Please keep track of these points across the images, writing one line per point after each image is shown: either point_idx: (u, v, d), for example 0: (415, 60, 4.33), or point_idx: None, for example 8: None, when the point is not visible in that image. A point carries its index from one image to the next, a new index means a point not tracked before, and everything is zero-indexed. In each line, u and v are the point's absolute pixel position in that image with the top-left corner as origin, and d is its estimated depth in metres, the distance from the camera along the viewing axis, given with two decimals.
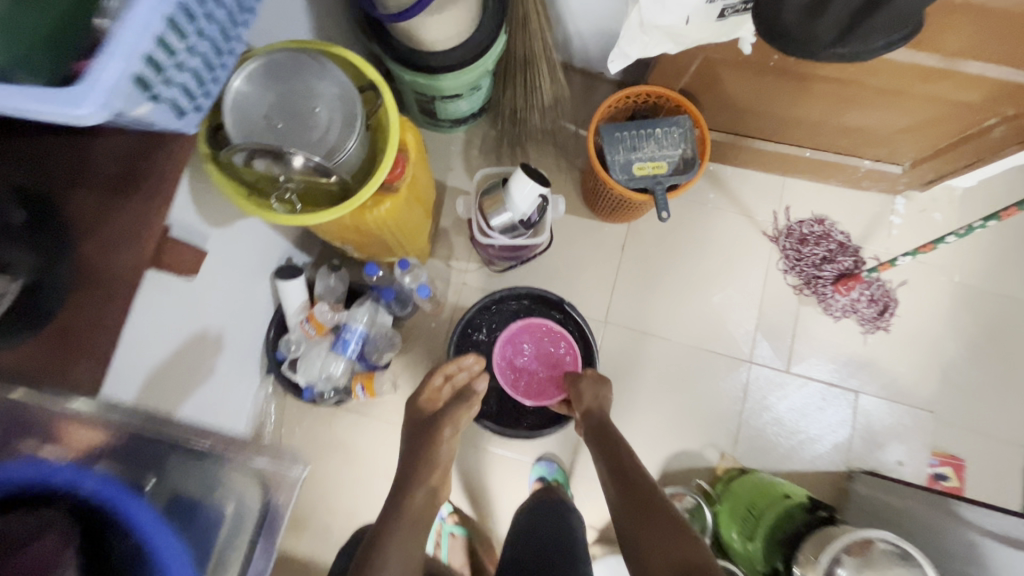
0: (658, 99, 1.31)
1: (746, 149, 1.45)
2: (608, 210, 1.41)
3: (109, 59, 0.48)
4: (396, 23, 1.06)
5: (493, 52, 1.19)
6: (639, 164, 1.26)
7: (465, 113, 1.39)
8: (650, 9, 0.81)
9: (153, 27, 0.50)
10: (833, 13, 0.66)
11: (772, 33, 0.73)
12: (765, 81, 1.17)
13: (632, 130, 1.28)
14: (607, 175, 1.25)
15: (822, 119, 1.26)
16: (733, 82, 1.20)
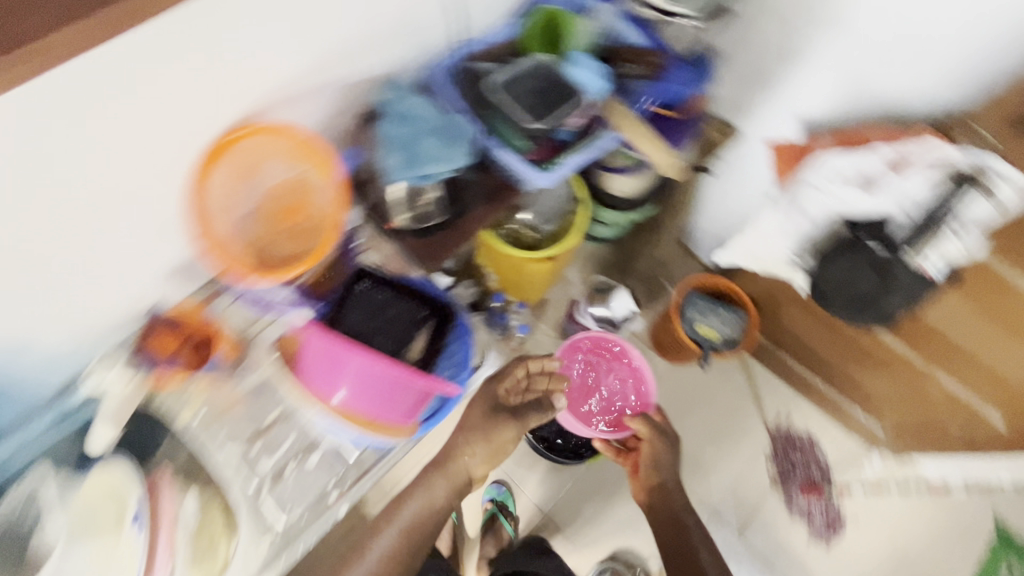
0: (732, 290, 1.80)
1: (775, 356, 1.90)
2: (662, 344, 1.89)
3: (556, 163, 0.96)
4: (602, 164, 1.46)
5: (645, 210, 1.63)
6: (701, 325, 1.75)
7: (599, 234, 1.74)
8: (754, 246, 1.37)
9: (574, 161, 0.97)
10: (849, 293, 1.19)
11: (818, 290, 1.26)
12: (814, 321, 1.68)
13: (707, 303, 1.77)
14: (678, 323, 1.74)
15: (834, 363, 1.74)
16: (789, 309, 1.72)
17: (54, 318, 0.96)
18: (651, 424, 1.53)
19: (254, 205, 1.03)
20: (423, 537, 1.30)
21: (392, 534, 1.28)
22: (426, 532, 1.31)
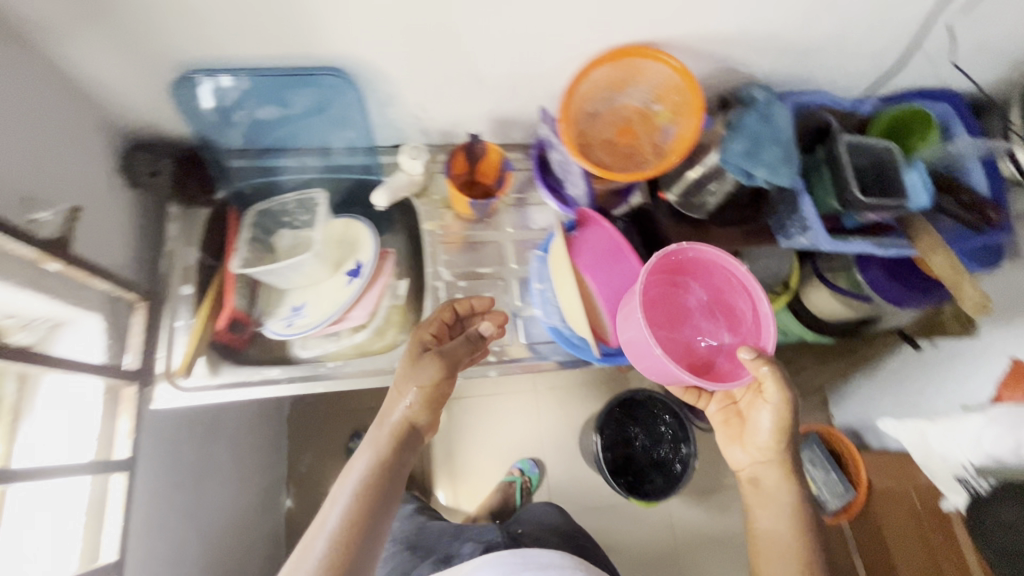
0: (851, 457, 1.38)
1: (846, 541, 1.44)
2: None
3: (853, 240, 0.86)
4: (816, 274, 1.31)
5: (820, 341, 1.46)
6: (806, 473, 1.40)
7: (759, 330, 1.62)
8: (940, 439, 0.88)
9: (868, 248, 0.87)
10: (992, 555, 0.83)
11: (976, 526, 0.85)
12: (910, 532, 1.22)
13: (824, 454, 1.38)
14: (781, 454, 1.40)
15: None
16: (890, 519, 1.28)
17: (349, 62, 0.77)
18: (782, 380, 0.69)
19: (607, 87, 0.84)
20: (390, 498, 0.66)
21: (361, 464, 0.67)
22: (400, 464, 0.69)
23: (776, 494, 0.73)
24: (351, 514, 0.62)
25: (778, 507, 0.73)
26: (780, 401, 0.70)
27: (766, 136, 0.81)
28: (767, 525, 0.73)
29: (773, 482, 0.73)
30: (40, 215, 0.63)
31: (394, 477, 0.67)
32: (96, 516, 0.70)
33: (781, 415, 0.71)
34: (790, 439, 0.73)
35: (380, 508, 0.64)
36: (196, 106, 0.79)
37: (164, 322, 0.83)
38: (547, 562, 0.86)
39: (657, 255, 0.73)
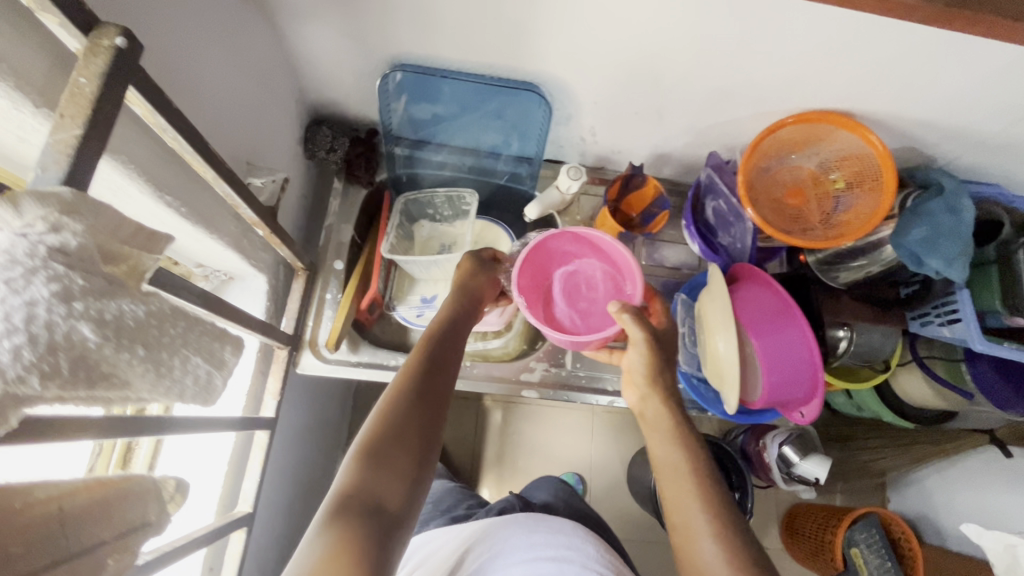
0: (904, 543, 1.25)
1: None
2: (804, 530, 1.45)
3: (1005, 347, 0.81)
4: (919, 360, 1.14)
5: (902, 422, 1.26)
6: (857, 547, 1.23)
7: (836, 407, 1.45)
8: None
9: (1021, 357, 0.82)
10: None
11: None
12: None
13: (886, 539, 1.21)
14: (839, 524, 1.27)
15: None
16: None
17: (547, 76, 0.78)
18: (642, 320, 0.70)
19: (811, 159, 0.85)
20: (432, 412, 0.58)
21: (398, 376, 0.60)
22: (440, 368, 0.62)
23: (674, 431, 0.69)
24: (379, 426, 0.54)
25: (671, 450, 0.68)
26: (643, 339, 0.70)
27: (950, 226, 0.78)
28: (665, 458, 0.68)
29: (660, 419, 0.71)
30: (258, 180, 0.67)
31: (428, 389, 0.59)
32: (235, 469, 0.73)
33: (648, 356, 0.71)
34: (664, 378, 0.72)
35: (413, 419, 0.56)
36: (389, 99, 0.82)
37: (316, 293, 0.86)
38: (557, 529, 0.81)
39: (527, 250, 0.77)
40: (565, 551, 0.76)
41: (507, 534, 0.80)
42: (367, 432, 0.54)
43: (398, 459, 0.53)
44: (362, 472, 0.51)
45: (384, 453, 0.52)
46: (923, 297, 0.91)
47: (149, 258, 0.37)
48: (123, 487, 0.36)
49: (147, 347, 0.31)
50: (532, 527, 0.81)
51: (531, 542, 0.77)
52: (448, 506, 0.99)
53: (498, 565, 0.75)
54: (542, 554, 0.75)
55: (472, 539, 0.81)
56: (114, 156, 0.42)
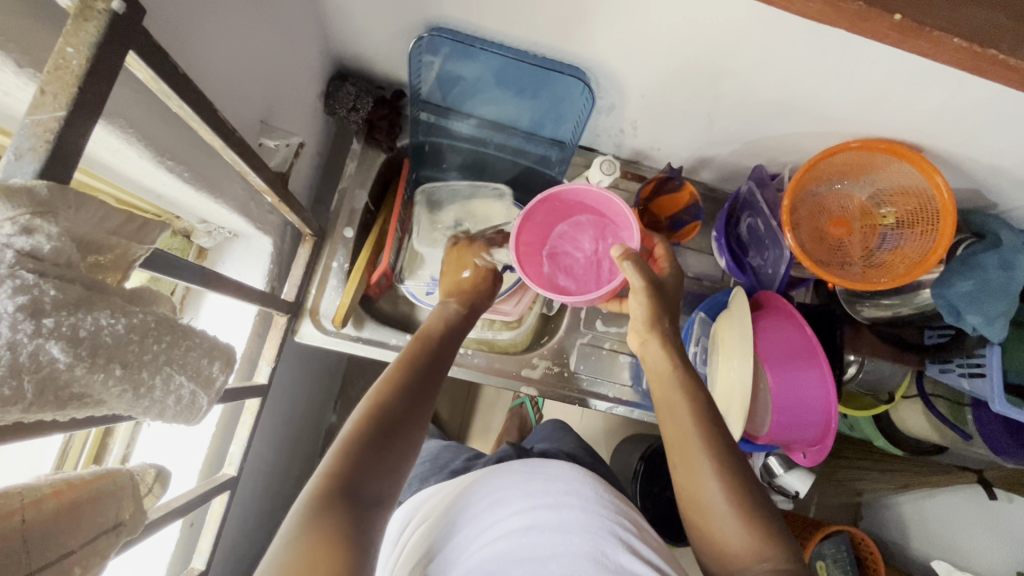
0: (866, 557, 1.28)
1: None
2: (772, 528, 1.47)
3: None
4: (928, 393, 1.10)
5: (892, 447, 1.26)
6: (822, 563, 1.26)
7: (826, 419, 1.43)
8: None
9: None
10: None
11: None
12: None
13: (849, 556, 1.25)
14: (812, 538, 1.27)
15: None
16: None
17: (594, 59, 0.71)
18: (642, 266, 0.68)
19: (870, 188, 0.79)
20: (414, 415, 0.57)
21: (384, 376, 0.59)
22: (431, 372, 0.62)
23: (677, 382, 0.66)
24: (366, 426, 0.53)
25: (676, 403, 0.65)
26: (643, 285, 0.68)
27: (999, 284, 0.73)
28: (670, 408, 0.65)
29: (663, 370, 0.68)
30: (271, 142, 0.62)
31: (416, 386, 0.60)
32: (222, 432, 0.72)
33: (648, 301, 0.68)
34: (663, 323, 0.70)
35: (408, 408, 0.57)
36: (423, 63, 0.75)
37: (322, 260, 0.83)
38: (556, 475, 0.69)
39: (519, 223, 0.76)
40: (565, 498, 0.65)
41: (501, 484, 0.69)
42: (358, 423, 0.53)
43: (389, 460, 0.53)
44: (353, 462, 0.50)
45: (375, 451, 0.52)
46: (954, 348, 0.86)
47: (141, 249, 0.33)
48: (94, 488, 0.34)
49: (126, 367, 0.28)
50: (529, 475, 0.69)
51: (527, 491, 0.66)
52: (445, 461, 0.92)
53: (489, 517, 0.64)
54: (541, 503, 0.63)
55: (457, 503, 0.70)
56: (106, 118, 0.38)
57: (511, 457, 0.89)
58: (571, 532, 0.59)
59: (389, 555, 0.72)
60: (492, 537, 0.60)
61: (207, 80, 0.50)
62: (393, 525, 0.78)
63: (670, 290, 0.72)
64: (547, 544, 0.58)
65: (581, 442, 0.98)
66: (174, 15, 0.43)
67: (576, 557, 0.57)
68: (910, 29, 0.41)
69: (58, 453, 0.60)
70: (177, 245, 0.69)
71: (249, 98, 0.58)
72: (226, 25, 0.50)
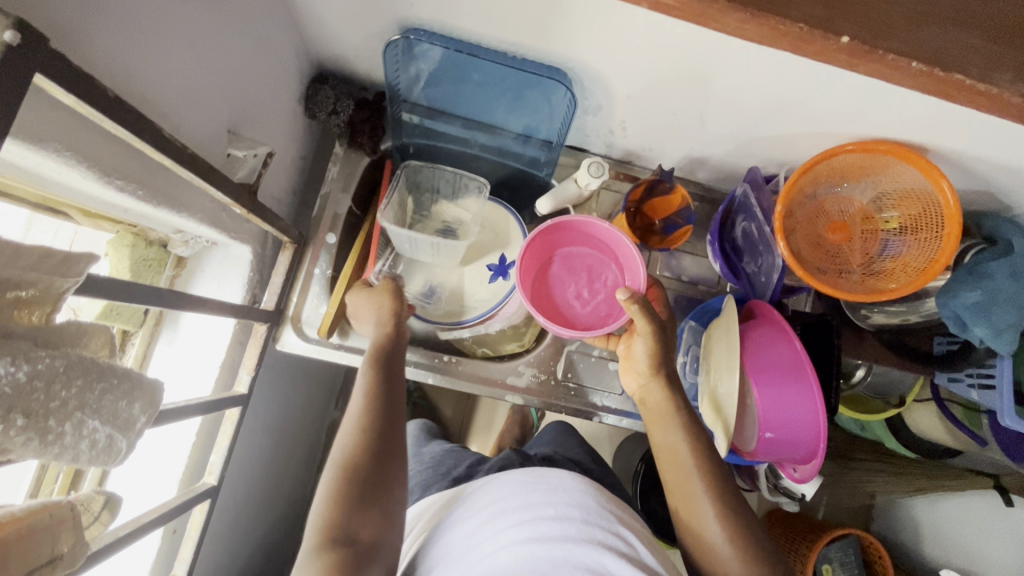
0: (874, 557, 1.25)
1: None
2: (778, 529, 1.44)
3: None
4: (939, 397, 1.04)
5: (904, 451, 1.22)
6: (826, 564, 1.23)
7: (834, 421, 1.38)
8: None
9: None
10: None
11: None
12: None
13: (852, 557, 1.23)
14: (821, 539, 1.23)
15: None
16: None
17: (575, 57, 0.67)
18: (650, 311, 0.66)
19: (871, 191, 0.74)
20: (392, 447, 0.64)
21: (362, 407, 0.66)
22: (390, 391, 0.68)
23: (674, 418, 0.66)
24: (351, 462, 0.61)
25: (678, 446, 0.64)
26: (650, 330, 0.66)
27: (1013, 294, 0.67)
28: (666, 444, 0.65)
29: (662, 409, 0.67)
30: (239, 153, 0.61)
31: (389, 416, 0.66)
32: (205, 440, 0.72)
33: (653, 346, 0.67)
34: (668, 367, 0.68)
35: (376, 441, 0.63)
36: (400, 66, 0.73)
37: (304, 266, 0.82)
38: (556, 484, 0.67)
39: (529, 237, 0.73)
40: (565, 508, 0.63)
41: (500, 493, 0.68)
42: (341, 466, 0.60)
43: (378, 493, 0.60)
44: (341, 507, 0.57)
45: (364, 490, 0.59)
46: (960, 359, 0.82)
47: (64, 283, 0.32)
48: (25, 525, 0.34)
49: (31, 416, 0.27)
50: (528, 485, 0.67)
51: (527, 502, 0.64)
52: (448, 468, 0.91)
53: (486, 531, 0.63)
54: (542, 514, 0.62)
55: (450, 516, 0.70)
56: (37, 144, 0.37)
57: (512, 463, 0.87)
58: (572, 547, 0.58)
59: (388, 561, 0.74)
60: (491, 549, 0.60)
61: (160, 95, 0.48)
62: None
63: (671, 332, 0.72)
64: (549, 557, 0.57)
65: (588, 448, 0.96)
66: (117, 34, 0.41)
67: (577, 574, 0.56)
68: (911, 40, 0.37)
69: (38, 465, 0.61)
70: (154, 256, 0.68)
71: (214, 110, 0.57)
72: (182, 38, 0.49)
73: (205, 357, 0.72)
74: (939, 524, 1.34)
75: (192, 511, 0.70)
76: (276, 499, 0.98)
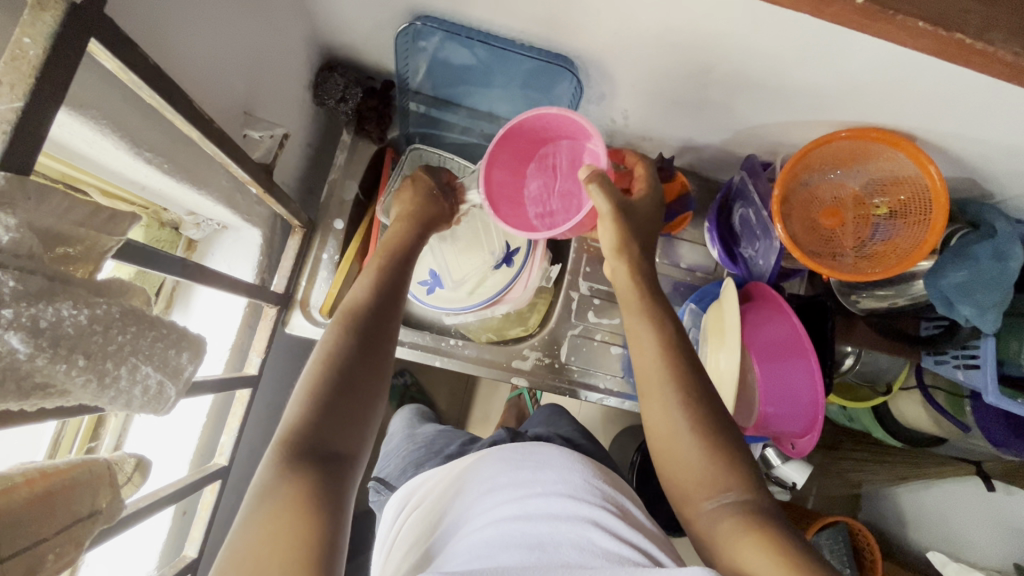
0: (864, 543, 1.28)
1: None
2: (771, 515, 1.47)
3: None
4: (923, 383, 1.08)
5: (889, 438, 1.25)
6: None
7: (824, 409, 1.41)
8: None
9: None
10: None
11: None
12: None
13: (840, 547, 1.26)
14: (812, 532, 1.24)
15: None
16: None
17: (582, 45, 0.70)
18: (609, 189, 0.64)
19: (863, 177, 0.78)
20: (381, 352, 0.57)
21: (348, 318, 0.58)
22: (395, 290, 0.63)
23: (641, 309, 0.64)
24: (313, 394, 0.51)
25: (642, 332, 0.63)
26: (610, 209, 0.63)
27: (995, 274, 0.72)
28: (636, 340, 0.63)
29: (627, 297, 0.65)
30: (255, 134, 0.62)
31: (387, 312, 0.60)
32: (213, 422, 0.73)
33: (615, 225, 0.64)
34: (634, 248, 0.66)
35: (370, 346, 0.56)
36: (409, 55, 0.74)
37: (312, 252, 0.83)
38: (544, 462, 0.71)
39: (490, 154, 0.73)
40: (553, 486, 0.66)
41: (491, 473, 0.70)
42: (322, 363, 0.53)
43: (360, 394, 0.53)
44: (317, 409, 0.50)
45: (344, 390, 0.52)
46: (945, 340, 0.86)
47: (112, 242, 0.33)
48: (69, 477, 0.35)
49: (90, 357, 0.29)
50: (517, 462, 0.70)
51: (516, 480, 0.67)
52: (441, 445, 0.92)
53: (477, 506, 0.66)
54: (531, 492, 0.64)
55: (448, 493, 0.71)
56: (77, 110, 0.38)
57: (504, 440, 0.90)
58: (556, 520, 0.61)
59: (385, 542, 0.75)
60: (479, 525, 0.61)
61: (183, 72, 0.49)
62: (387, 513, 0.80)
63: (640, 211, 0.68)
64: (534, 534, 0.59)
65: (578, 425, 0.99)
66: (147, 6, 0.42)
67: (562, 546, 0.58)
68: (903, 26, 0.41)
69: (51, 443, 0.61)
70: (165, 237, 0.69)
71: (231, 89, 0.58)
72: (205, 14, 0.50)
73: (215, 339, 0.73)
74: (926, 510, 1.37)
75: (202, 492, 0.69)
76: None
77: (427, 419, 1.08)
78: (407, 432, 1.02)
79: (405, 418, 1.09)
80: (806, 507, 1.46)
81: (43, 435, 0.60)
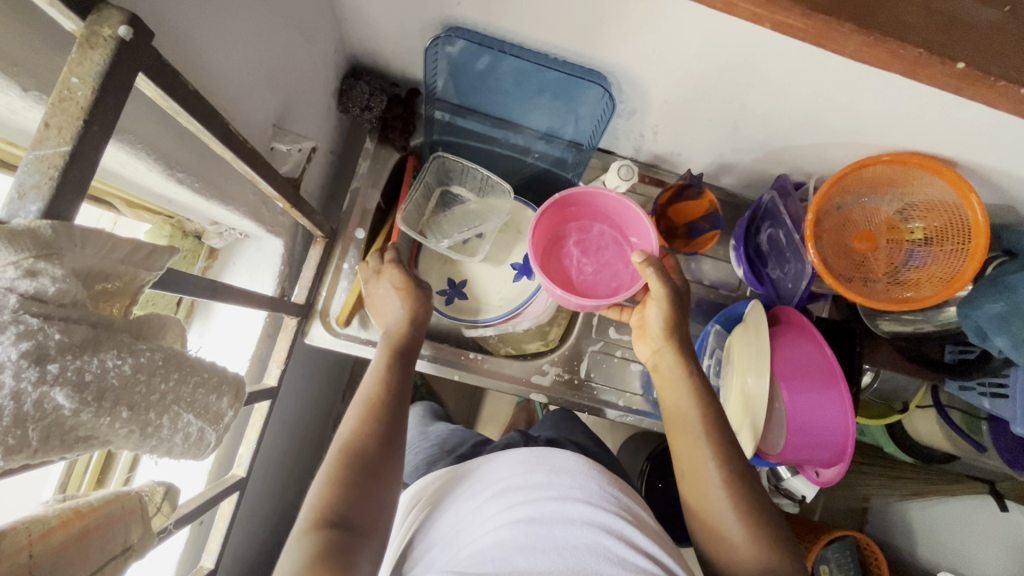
0: (871, 556, 1.27)
1: None
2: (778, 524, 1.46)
3: None
4: (940, 403, 1.05)
5: (901, 453, 1.24)
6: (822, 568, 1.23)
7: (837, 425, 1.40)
8: None
9: None
10: None
11: None
12: None
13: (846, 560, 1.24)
14: (820, 545, 1.23)
15: None
16: None
17: (617, 62, 0.68)
18: (665, 274, 0.67)
19: (898, 202, 0.76)
20: (398, 436, 0.61)
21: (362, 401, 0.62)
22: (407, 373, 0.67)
23: (683, 382, 0.67)
24: (334, 480, 0.55)
25: (677, 387, 0.67)
26: (666, 294, 0.67)
27: None
28: (677, 409, 0.66)
29: (672, 368, 0.68)
30: (283, 147, 0.61)
31: (401, 392, 0.64)
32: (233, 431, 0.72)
33: (669, 308, 0.68)
34: (682, 332, 0.70)
35: (384, 425, 0.60)
36: (438, 65, 0.73)
37: (333, 260, 0.82)
38: (560, 467, 0.69)
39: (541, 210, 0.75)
40: (568, 490, 0.65)
41: (505, 475, 0.69)
42: (342, 450, 0.57)
43: (377, 472, 0.57)
44: (338, 492, 0.54)
45: (364, 472, 0.56)
46: (974, 367, 0.84)
47: (150, 277, 0.32)
48: (102, 515, 0.34)
49: (133, 408, 0.28)
50: (533, 465, 0.69)
51: (531, 482, 0.66)
52: (453, 446, 0.91)
53: (491, 507, 0.64)
54: (545, 495, 0.64)
55: (464, 493, 0.71)
56: (117, 137, 0.37)
57: (517, 444, 0.89)
58: (571, 524, 0.60)
59: (393, 542, 0.73)
60: (492, 526, 0.60)
61: (217, 89, 0.48)
62: (398, 510, 0.79)
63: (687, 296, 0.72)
64: (549, 537, 0.58)
65: (589, 432, 0.97)
66: (184, 26, 0.41)
67: (578, 550, 0.57)
68: (961, 73, 0.40)
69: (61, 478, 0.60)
70: (189, 247, 0.68)
71: (262, 103, 0.57)
72: (238, 30, 0.49)
73: (235, 349, 0.72)
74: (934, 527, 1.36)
75: (219, 504, 0.69)
76: (292, 492, 0.97)
77: (437, 420, 1.08)
78: (417, 432, 1.01)
79: (417, 415, 1.08)
80: (814, 519, 1.45)
81: (50, 476, 0.58)
